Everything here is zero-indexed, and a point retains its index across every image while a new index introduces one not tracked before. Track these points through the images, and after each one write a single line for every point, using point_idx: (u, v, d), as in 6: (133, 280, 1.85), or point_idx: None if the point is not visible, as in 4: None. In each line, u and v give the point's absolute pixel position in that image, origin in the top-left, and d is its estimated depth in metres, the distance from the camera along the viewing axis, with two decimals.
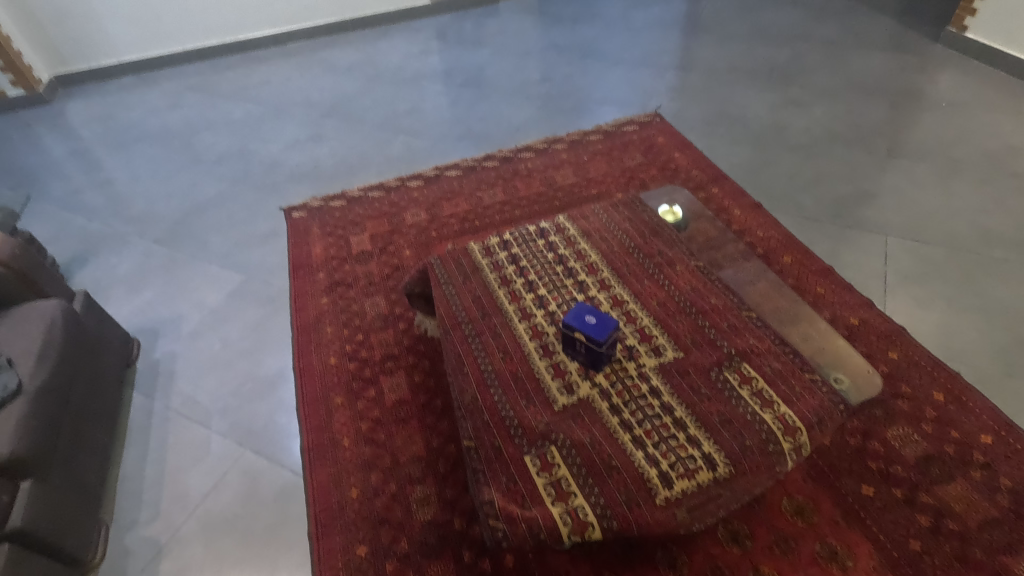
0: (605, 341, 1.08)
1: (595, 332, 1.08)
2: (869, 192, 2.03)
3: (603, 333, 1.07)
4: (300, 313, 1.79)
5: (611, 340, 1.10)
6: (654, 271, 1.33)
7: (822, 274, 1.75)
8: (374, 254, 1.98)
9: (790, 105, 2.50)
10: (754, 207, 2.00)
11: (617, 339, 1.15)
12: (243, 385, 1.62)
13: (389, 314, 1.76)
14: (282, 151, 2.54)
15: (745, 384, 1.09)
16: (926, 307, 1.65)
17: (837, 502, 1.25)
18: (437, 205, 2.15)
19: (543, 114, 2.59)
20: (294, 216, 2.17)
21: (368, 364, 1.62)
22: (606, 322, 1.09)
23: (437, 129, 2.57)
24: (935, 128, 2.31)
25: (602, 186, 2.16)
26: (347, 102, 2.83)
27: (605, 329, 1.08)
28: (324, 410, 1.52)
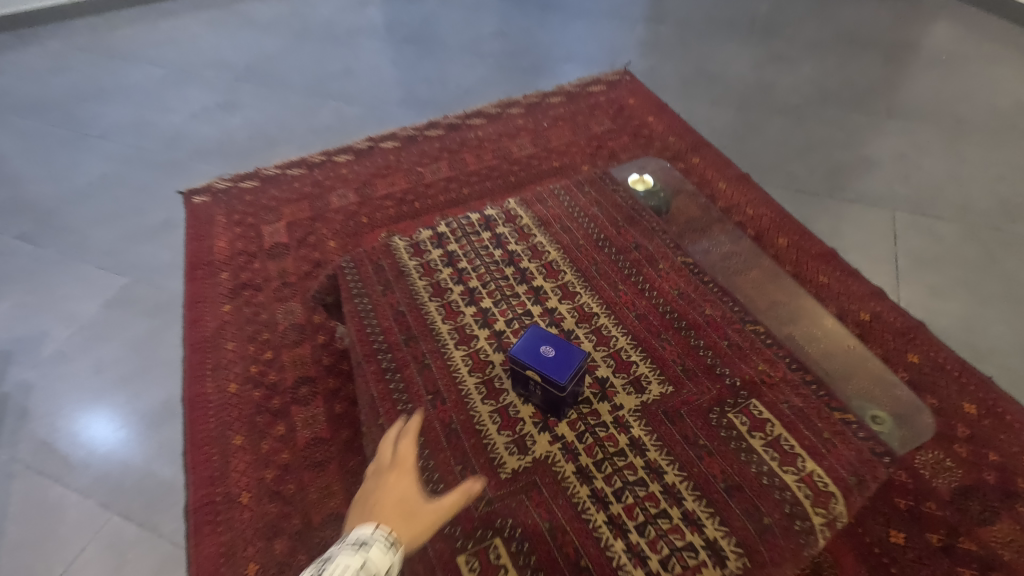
0: (572, 383, 0.79)
1: (554, 369, 0.79)
2: (870, 159, 1.76)
3: (566, 369, 0.79)
4: (195, 326, 1.44)
5: (577, 377, 0.81)
6: (630, 272, 1.04)
7: (824, 259, 1.48)
8: (292, 246, 1.62)
9: (776, 59, 2.19)
10: (742, 179, 1.71)
11: (585, 373, 0.85)
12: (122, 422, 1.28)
13: (305, 324, 1.42)
14: (186, 121, 2.11)
15: (756, 430, 0.81)
16: (946, 296, 1.39)
17: (862, 554, 1.00)
18: (369, 183, 1.79)
19: (497, 73, 2.23)
20: (195, 201, 1.78)
21: (277, 392, 1.30)
22: (569, 353, 0.80)
23: (373, 94, 2.18)
24: (938, 83, 2.04)
25: (565, 158, 1.84)
26: (267, 61, 2.39)
27: (569, 365, 0.79)
28: (218, 456, 1.20)
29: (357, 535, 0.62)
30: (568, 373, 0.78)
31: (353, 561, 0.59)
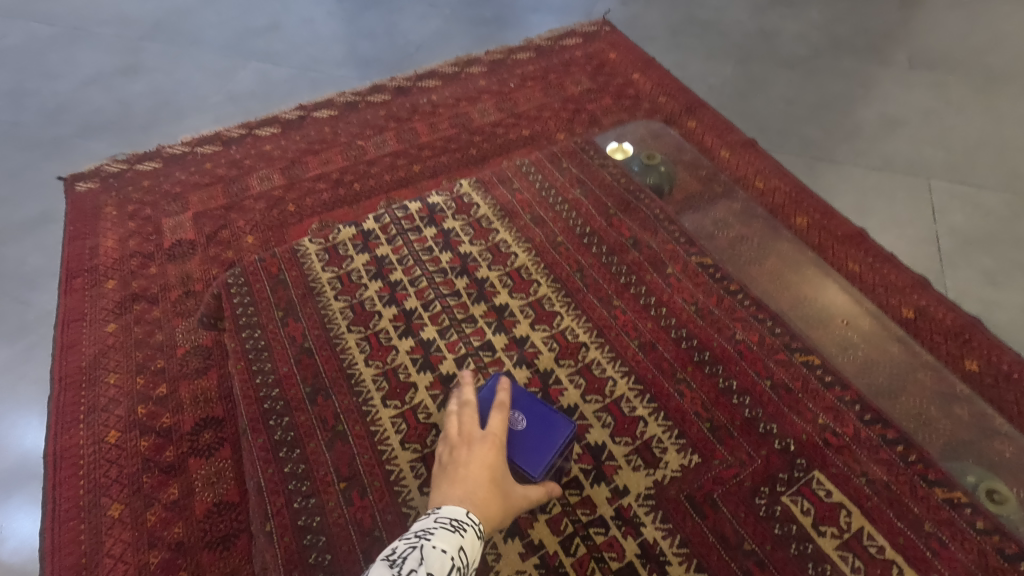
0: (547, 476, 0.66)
1: (526, 458, 0.66)
2: (893, 118, 1.49)
3: (541, 460, 0.65)
4: (69, 353, 1.13)
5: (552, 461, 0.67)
6: (628, 280, 0.90)
7: (852, 242, 1.22)
8: (199, 244, 1.30)
9: (777, 3, 1.89)
10: (749, 147, 1.43)
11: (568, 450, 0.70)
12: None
13: (212, 347, 1.11)
14: (75, 90, 1.73)
15: (825, 523, 0.68)
16: (1000, 283, 1.15)
17: None
18: (299, 161, 1.47)
19: (453, 25, 1.88)
20: (79, 189, 1.43)
21: (171, 440, 1.00)
22: (547, 433, 0.67)
23: (306, 53, 1.82)
24: (962, 28, 1.76)
25: (536, 125, 1.53)
26: (179, 17, 2.00)
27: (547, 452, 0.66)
28: (87, 535, 0.91)
29: (451, 513, 0.54)
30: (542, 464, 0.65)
31: (453, 544, 0.50)
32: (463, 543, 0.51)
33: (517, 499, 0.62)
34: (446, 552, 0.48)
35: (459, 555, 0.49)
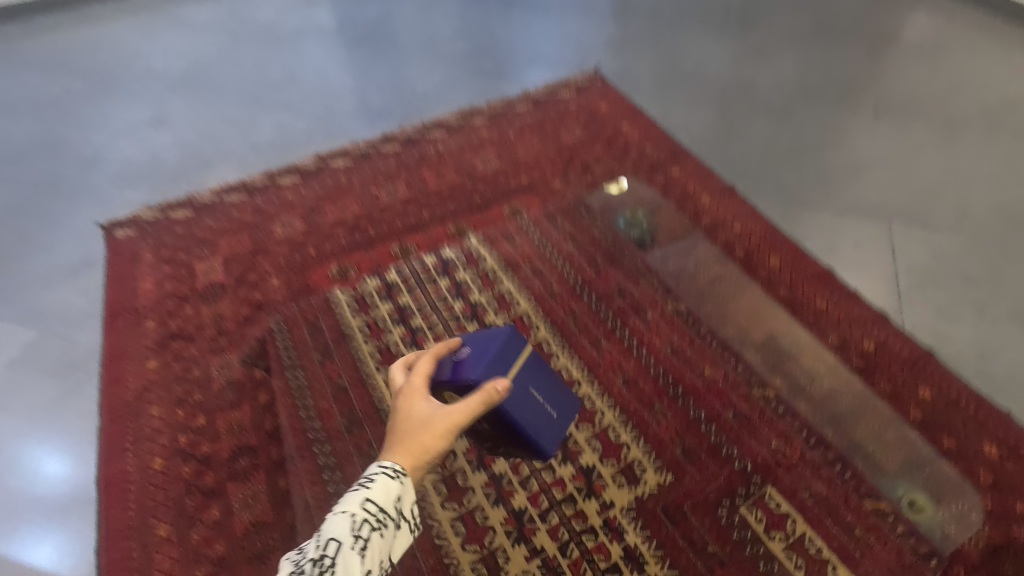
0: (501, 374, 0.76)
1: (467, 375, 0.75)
2: (859, 165, 1.64)
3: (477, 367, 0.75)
4: (114, 388, 1.24)
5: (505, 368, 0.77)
6: (615, 323, 1.10)
7: (820, 280, 1.34)
8: (229, 286, 1.43)
9: (754, 55, 2.05)
10: (727, 192, 1.56)
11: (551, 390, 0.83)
12: (20, 487, 1.13)
13: (244, 382, 1.23)
14: (108, 141, 1.87)
15: (775, 529, 0.91)
16: (952, 319, 1.28)
17: None
18: (318, 209, 1.61)
19: (457, 77, 2.05)
20: (118, 235, 1.56)
21: (210, 467, 1.11)
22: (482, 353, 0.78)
23: (321, 104, 1.98)
24: (923, 78, 1.92)
25: (534, 173, 1.68)
26: (203, 71, 2.15)
27: (499, 351, 0.78)
28: (138, 552, 1.02)
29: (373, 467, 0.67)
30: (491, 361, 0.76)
31: (355, 502, 0.63)
32: (370, 496, 0.63)
33: (441, 419, 0.67)
34: (348, 514, 0.62)
35: (362, 508, 0.62)
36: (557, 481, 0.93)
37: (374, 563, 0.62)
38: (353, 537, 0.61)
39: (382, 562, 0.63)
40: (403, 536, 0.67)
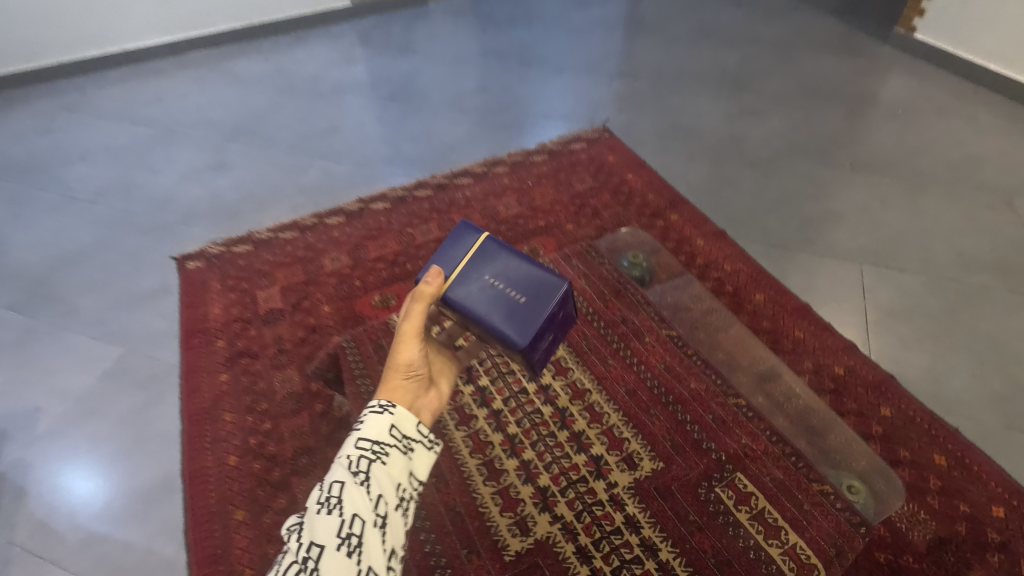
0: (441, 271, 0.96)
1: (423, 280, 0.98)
2: (835, 213, 1.86)
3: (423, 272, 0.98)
4: (192, 397, 1.46)
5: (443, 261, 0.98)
6: (619, 345, 1.29)
7: (799, 313, 1.55)
8: (287, 312, 1.66)
9: (746, 113, 2.31)
10: (719, 236, 1.78)
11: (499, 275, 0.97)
12: (70, 513, 1.27)
13: (303, 393, 1.45)
14: (176, 183, 2.13)
15: (742, 505, 1.04)
16: (912, 348, 1.48)
17: None
18: (361, 245, 1.85)
19: (481, 131, 2.31)
20: (189, 266, 1.80)
21: (277, 463, 1.32)
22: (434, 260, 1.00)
23: (360, 152, 2.24)
24: (895, 137, 2.16)
25: (549, 216, 1.91)
26: (256, 121, 2.43)
27: (448, 253, 0.99)
28: (220, 533, 1.22)
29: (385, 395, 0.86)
30: (438, 259, 0.98)
31: (350, 447, 0.76)
32: (360, 436, 0.77)
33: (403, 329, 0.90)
34: (346, 457, 0.75)
35: (356, 447, 0.76)
36: (572, 463, 1.08)
37: (386, 484, 0.75)
38: (353, 473, 0.73)
39: (396, 482, 0.76)
40: (419, 456, 0.81)
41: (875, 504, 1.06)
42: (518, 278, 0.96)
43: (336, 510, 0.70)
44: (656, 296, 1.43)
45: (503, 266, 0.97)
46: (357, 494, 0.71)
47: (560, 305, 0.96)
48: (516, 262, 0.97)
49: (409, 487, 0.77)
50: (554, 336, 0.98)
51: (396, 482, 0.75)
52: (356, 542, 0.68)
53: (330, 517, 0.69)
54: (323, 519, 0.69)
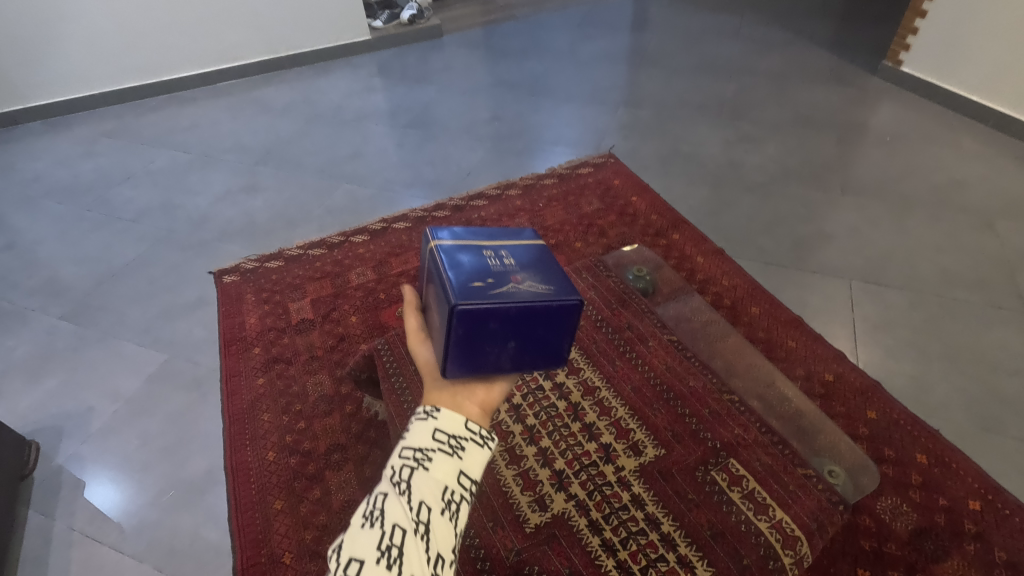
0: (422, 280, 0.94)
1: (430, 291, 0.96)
2: (826, 233, 1.99)
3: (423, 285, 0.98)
4: (232, 398, 1.59)
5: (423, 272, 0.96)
6: (625, 348, 1.27)
7: (792, 325, 1.67)
8: (317, 321, 1.79)
9: (743, 140, 2.46)
10: (718, 253, 1.92)
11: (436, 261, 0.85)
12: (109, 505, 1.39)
13: (334, 395, 1.58)
14: (211, 204, 2.29)
15: (734, 485, 1.01)
16: (896, 357, 1.60)
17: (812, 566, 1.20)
18: (385, 261, 1.99)
19: (494, 156, 2.47)
20: (226, 280, 1.94)
21: (312, 458, 1.44)
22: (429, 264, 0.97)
23: (382, 176, 2.40)
24: (883, 162, 2.31)
25: (559, 235, 2.05)
26: (284, 147, 2.60)
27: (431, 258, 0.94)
28: (261, 520, 1.34)
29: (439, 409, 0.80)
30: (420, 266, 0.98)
31: (394, 455, 0.68)
32: (404, 444, 0.69)
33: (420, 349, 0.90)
34: (389, 468, 0.67)
35: (398, 454, 0.68)
36: (583, 450, 1.06)
37: (431, 490, 0.64)
38: (395, 482, 0.65)
39: (444, 485, 0.66)
40: (470, 455, 0.70)
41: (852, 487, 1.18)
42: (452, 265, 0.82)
43: (377, 523, 0.61)
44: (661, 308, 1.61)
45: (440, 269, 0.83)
46: (397, 502, 0.62)
47: (473, 325, 0.76)
48: (436, 276, 0.83)
49: (461, 489, 0.67)
50: (510, 345, 0.80)
51: (442, 486, 0.65)
52: (397, 554, 0.59)
53: (371, 531, 0.60)
54: (363, 533, 0.61)
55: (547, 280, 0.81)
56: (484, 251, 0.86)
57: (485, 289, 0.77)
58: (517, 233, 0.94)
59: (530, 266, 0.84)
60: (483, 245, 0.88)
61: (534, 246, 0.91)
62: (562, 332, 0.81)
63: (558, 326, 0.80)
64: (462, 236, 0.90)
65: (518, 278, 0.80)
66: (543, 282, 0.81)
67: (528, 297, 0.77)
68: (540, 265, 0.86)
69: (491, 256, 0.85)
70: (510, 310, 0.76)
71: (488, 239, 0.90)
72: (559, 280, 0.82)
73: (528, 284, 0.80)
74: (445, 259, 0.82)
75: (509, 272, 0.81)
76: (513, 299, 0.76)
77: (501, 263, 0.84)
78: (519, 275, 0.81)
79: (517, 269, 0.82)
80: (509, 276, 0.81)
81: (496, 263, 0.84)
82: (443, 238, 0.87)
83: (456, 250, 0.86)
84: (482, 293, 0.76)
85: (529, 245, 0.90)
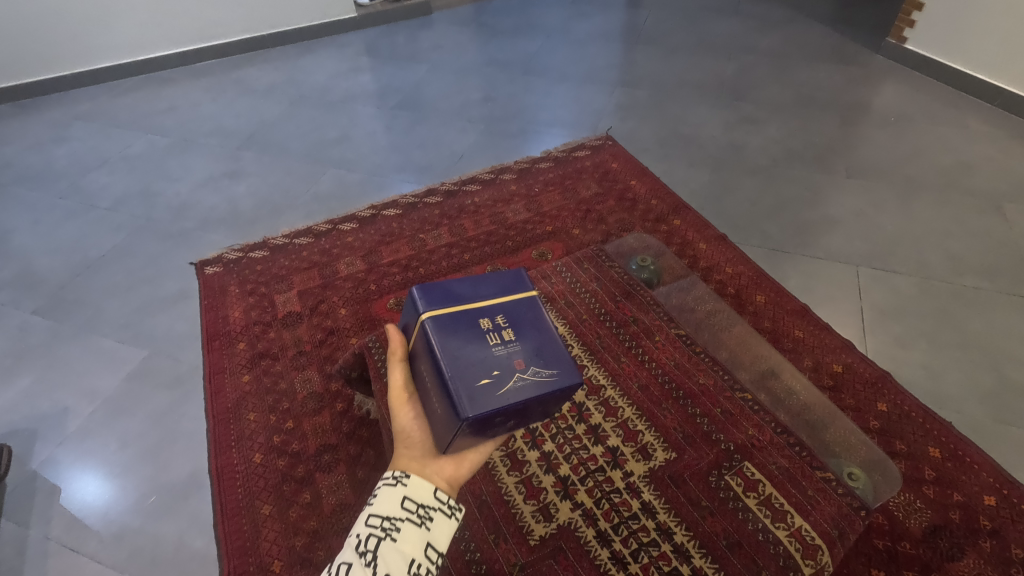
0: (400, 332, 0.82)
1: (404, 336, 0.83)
2: (832, 218, 1.93)
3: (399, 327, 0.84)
4: (217, 397, 1.51)
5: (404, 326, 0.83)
6: (630, 344, 1.20)
7: (798, 314, 1.62)
8: (305, 315, 1.71)
9: (745, 121, 2.39)
10: (721, 239, 1.85)
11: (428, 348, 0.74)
12: (88, 513, 1.32)
13: (324, 393, 1.51)
14: (192, 191, 2.18)
15: (750, 491, 0.96)
16: (907, 346, 1.55)
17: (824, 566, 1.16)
18: (375, 251, 1.90)
19: (488, 139, 2.37)
20: (208, 271, 1.85)
21: (301, 460, 1.38)
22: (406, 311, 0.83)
23: (371, 160, 2.30)
24: (888, 144, 2.24)
25: (556, 222, 1.98)
26: (267, 130, 2.49)
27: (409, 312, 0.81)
28: (249, 526, 1.28)
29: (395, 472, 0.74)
30: (402, 312, 0.84)
31: (360, 522, 0.67)
32: (371, 510, 0.67)
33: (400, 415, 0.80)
34: (354, 535, 0.65)
35: (366, 520, 0.66)
36: (588, 454, 1.00)
37: (397, 562, 0.63)
38: (359, 552, 0.63)
39: (411, 558, 0.64)
40: (438, 526, 0.69)
41: (871, 488, 1.13)
42: (450, 356, 0.72)
43: None
44: (663, 296, 1.55)
45: (434, 360, 0.72)
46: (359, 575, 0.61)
47: (481, 425, 0.71)
48: (432, 365, 0.73)
49: (428, 561, 0.65)
50: (511, 423, 0.76)
51: (409, 558, 0.64)
52: None
53: None
54: None
55: (550, 360, 0.75)
56: (479, 320, 0.77)
57: (491, 387, 0.71)
58: (511, 285, 0.83)
59: (531, 339, 0.76)
60: (477, 310, 0.78)
61: (531, 303, 0.81)
62: (560, 405, 0.78)
63: (559, 401, 0.76)
64: (452, 299, 0.79)
65: (523, 363, 0.73)
66: (547, 362, 0.75)
67: (535, 391, 0.72)
68: (541, 332, 0.77)
69: (489, 329, 0.76)
70: (517, 408, 0.71)
71: (480, 298, 0.80)
72: (562, 357, 0.76)
73: (533, 370, 0.73)
74: (443, 348, 0.72)
75: (512, 355, 0.74)
76: (520, 400, 0.70)
77: (501, 337, 0.76)
78: (522, 356, 0.74)
79: (520, 350, 0.75)
80: (512, 360, 0.73)
81: (496, 341, 0.75)
82: (432, 315, 0.76)
83: (450, 325, 0.76)
84: (490, 396, 0.70)
85: (528, 309, 0.80)
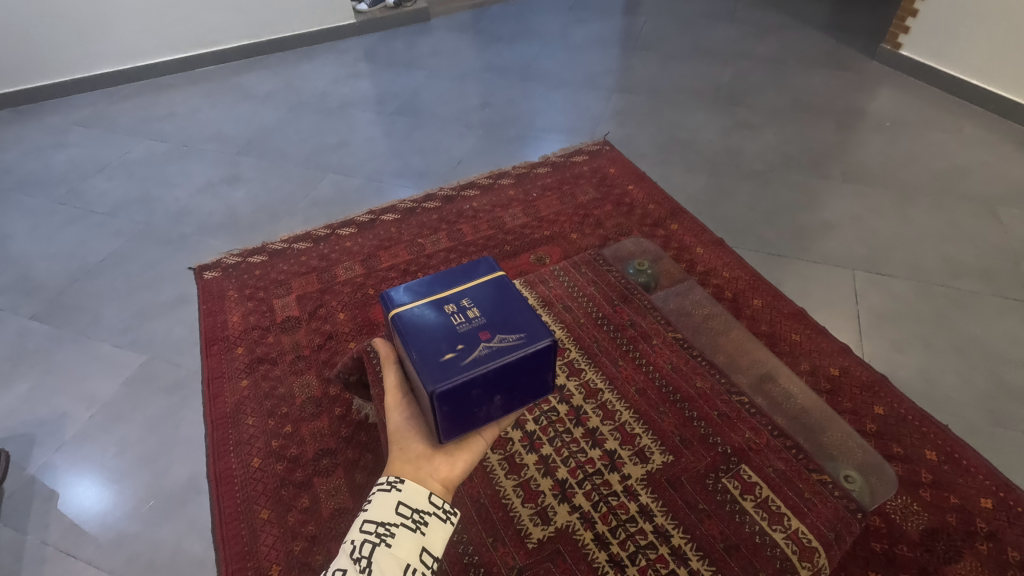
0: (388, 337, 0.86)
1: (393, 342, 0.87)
2: (828, 222, 1.94)
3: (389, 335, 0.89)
4: (215, 402, 1.51)
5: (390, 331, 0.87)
6: (628, 347, 1.21)
7: (795, 318, 1.62)
8: (303, 319, 1.72)
9: (741, 126, 2.40)
10: (718, 244, 1.86)
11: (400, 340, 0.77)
12: (86, 518, 1.31)
13: (322, 397, 1.51)
14: (191, 197, 2.19)
15: (747, 493, 0.96)
16: (904, 350, 1.56)
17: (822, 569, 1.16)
18: (374, 255, 1.91)
19: (486, 144, 2.39)
20: (206, 276, 1.86)
21: (300, 465, 1.38)
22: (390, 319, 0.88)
23: (370, 165, 2.31)
24: (884, 148, 2.26)
25: (554, 227, 1.99)
26: (266, 135, 2.50)
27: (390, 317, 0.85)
28: (246, 531, 1.27)
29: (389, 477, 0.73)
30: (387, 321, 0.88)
31: (355, 529, 0.66)
32: (366, 517, 0.67)
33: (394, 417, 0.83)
34: (349, 542, 0.65)
35: (360, 527, 0.66)
36: (586, 457, 1.00)
37: (392, 569, 0.63)
38: (353, 558, 0.63)
39: (406, 564, 0.64)
40: (434, 531, 0.68)
41: (868, 491, 1.13)
42: (416, 340, 0.74)
43: None
44: (661, 300, 1.55)
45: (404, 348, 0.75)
46: None
47: (455, 399, 0.71)
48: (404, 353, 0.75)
49: (424, 568, 0.65)
50: (496, 400, 0.75)
51: (404, 564, 0.63)
52: None
53: None
54: None
55: (515, 326, 0.74)
56: (445, 305, 0.78)
57: (455, 359, 0.71)
58: (476, 268, 0.84)
59: (497, 312, 0.76)
60: (443, 297, 0.79)
61: (498, 279, 0.81)
62: (544, 372, 0.76)
63: (539, 368, 0.75)
64: (421, 291, 0.81)
65: (486, 333, 0.73)
66: (513, 329, 0.74)
67: (502, 356, 0.71)
68: (506, 303, 0.77)
69: (454, 311, 0.77)
70: (488, 376, 0.71)
71: (447, 288, 0.81)
72: (528, 321, 0.75)
73: (498, 338, 0.73)
74: (409, 334, 0.74)
75: (476, 328, 0.74)
76: (486, 366, 0.70)
77: (465, 316, 0.76)
78: (487, 328, 0.74)
79: (483, 322, 0.75)
80: (476, 332, 0.73)
81: (460, 319, 0.76)
82: (399, 307, 0.78)
83: (416, 314, 0.77)
84: (454, 367, 0.70)
85: (492, 284, 0.80)
